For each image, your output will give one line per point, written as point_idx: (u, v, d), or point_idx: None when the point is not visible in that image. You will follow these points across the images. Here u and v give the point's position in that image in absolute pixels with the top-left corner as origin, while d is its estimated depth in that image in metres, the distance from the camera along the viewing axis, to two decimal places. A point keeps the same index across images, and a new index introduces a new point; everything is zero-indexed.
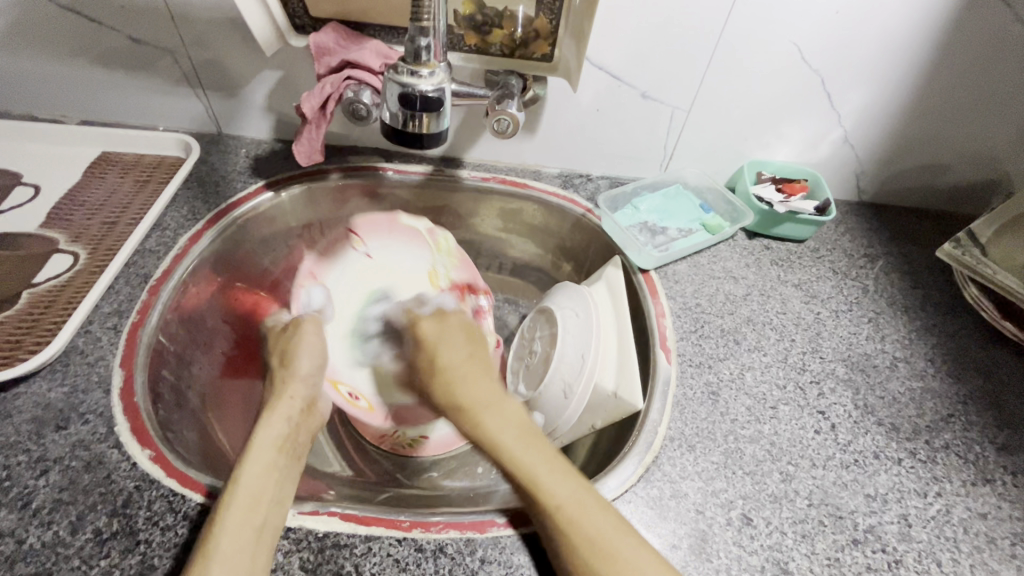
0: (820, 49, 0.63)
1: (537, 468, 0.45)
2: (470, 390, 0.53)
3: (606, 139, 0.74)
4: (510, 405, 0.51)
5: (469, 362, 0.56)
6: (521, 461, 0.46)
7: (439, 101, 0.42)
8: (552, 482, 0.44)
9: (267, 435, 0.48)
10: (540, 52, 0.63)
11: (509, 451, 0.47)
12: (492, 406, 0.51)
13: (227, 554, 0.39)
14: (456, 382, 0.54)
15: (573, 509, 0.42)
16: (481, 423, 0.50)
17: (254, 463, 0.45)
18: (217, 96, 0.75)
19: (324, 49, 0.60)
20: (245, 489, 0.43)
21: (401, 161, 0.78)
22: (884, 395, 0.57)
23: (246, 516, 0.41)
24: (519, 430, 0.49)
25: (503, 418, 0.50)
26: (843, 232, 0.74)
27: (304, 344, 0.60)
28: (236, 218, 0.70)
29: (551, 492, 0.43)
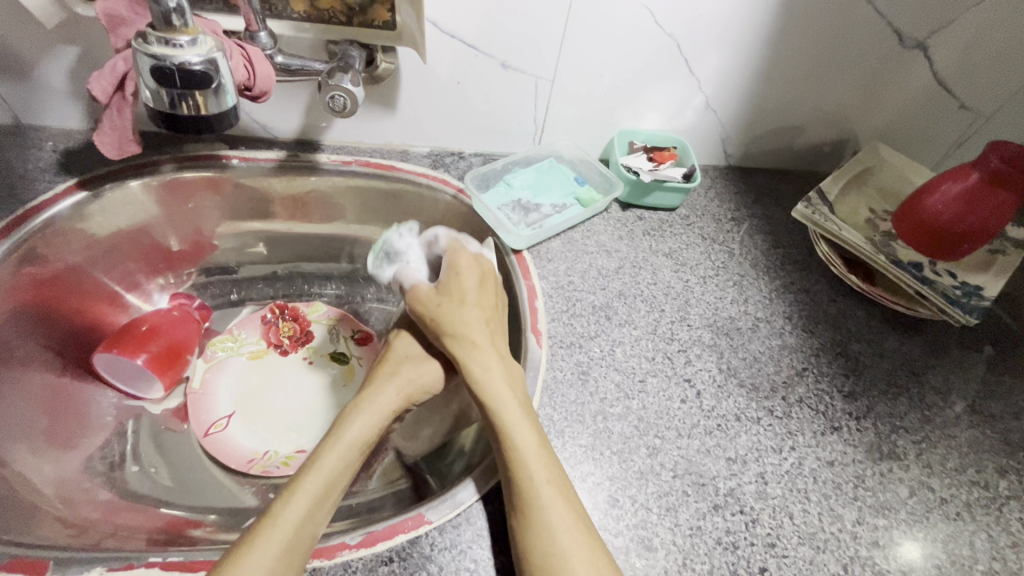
0: (672, 12, 0.62)
1: (529, 444, 0.45)
2: (479, 343, 0.52)
3: (471, 114, 0.70)
4: (519, 371, 0.51)
5: (488, 317, 0.54)
6: (516, 436, 0.45)
7: (206, 80, 0.35)
8: (535, 458, 0.44)
9: (359, 427, 0.48)
10: (379, 19, 0.57)
11: (510, 421, 0.46)
12: (486, 364, 0.50)
13: (275, 546, 0.39)
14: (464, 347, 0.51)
15: (551, 489, 0.43)
16: (481, 381, 0.49)
17: (335, 450, 0.46)
18: (2, 80, 0.62)
19: (118, 18, 0.52)
20: (303, 495, 0.43)
21: (247, 148, 0.69)
22: (746, 356, 0.58)
23: (302, 519, 0.41)
24: (524, 401, 0.49)
25: (512, 381, 0.50)
26: (712, 197, 0.75)
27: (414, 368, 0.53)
28: (40, 226, 0.60)
29: (537, 468, 0.44)
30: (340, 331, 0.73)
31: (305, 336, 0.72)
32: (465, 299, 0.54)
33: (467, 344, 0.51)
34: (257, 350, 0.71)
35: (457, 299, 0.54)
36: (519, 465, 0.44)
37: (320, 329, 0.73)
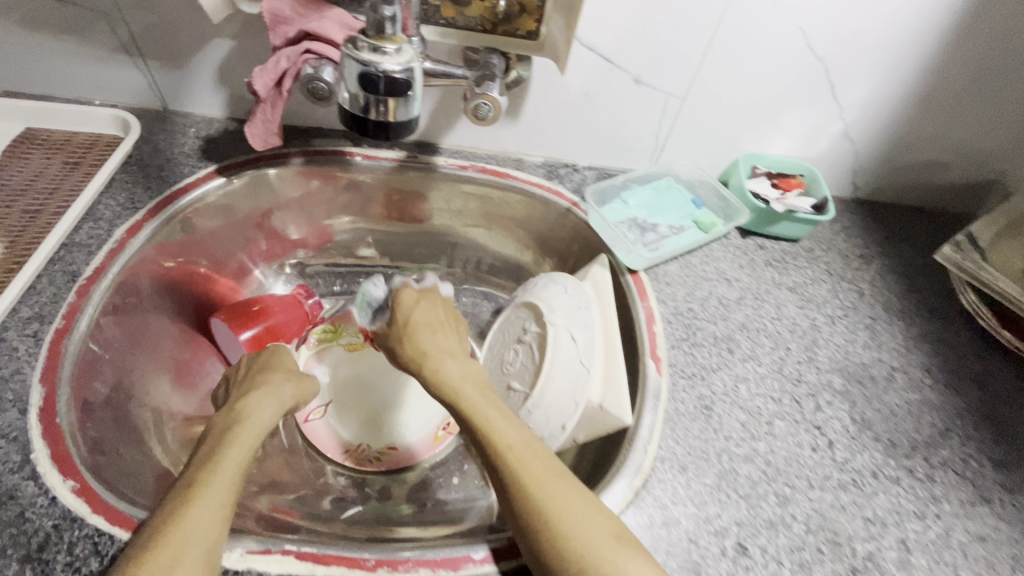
0: (828, 34, 0.58)
1: (523, 445, 0.43)
2: (433, 341, 0.54)
3: (594, 128, 0.68)
4: (476, 364, 0.53)
5: (442, 322, 0.57)
6: (479, 414, 0.46)
7: (408, 87, 0.35)
8: (505, 428, 0.45)
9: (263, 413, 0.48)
10: (525, 28, 0.56)
11: (470, 402, 0.47)
12: (439, 359, 0.52)
13: (215, 496, 0.38)
14: (430, 345, 0.54)
15: (522, 451, 0.43)
16: (442, 370, 0.51)
17: (243, 428, 0.45)
18: (160, 68, 0.66)
19: (280, 17, 0.53)
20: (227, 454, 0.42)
21: (370, 145, 0.70)
22: (881, 408, 0.54)
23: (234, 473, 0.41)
24: (480, 384, 0.50)
25: (466, 371, 0.51)
26: (839, 231, 0.71)
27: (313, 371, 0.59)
28: (184, 207, 0.63)
29: (503, 435, 0.44)
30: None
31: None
32: (409, 317, 0.57)
33: (417, 345, 0.54)
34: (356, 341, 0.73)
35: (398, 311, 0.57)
36: (487, 437, 0.44)
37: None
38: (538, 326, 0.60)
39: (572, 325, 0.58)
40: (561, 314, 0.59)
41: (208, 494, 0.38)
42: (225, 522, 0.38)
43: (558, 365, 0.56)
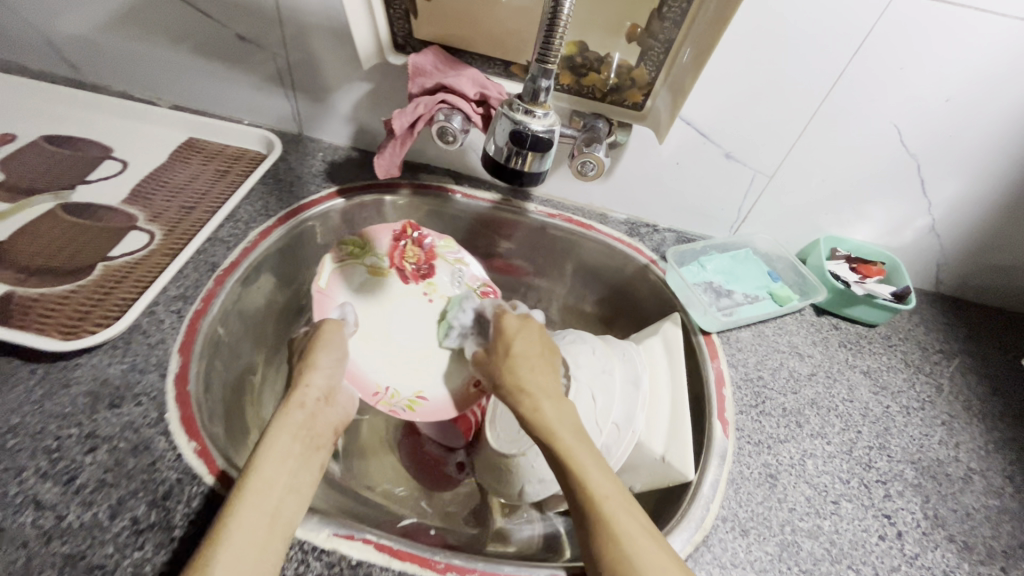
0: (923, 133, 0.61)
1: (592, 471, 0.45)
2: (533, 377, 0.54)
3: (681, 195, 0.73)
4: (571, 404, 0.52)
5: (540, 355, 0.57)
6: (576, 456, 0.46)
7: (548, 143, 0.42)
8: (599, 478, 0.44)
9: (280, 432, 0.47)
10: (632, 100, 0.62)
11: (567, 445, 0.47)
12: (546, 398, 0.51)
13: (243, 540, 0.39)
14: (522, 368, 0.55)
15: (616, 505, 0.43)
16: (541, 409, 0.50)
17: (275, 441, 0.46)
18: (305, 100, 0.76)
19: (421, 70, 0.61)
20: (262, 473, 0.43)
21: (469, 185, 0.77)
22: (956, 509, 0.53)
23: (261, 512, 0.40)
24: (575, 428, 0.49)
25: (563, 411, 0.50)
26: (917, 323, 0.71)
27: (336, 354, 0.58)
28: (306, 219, 0.71)
29: (597, 485, 0.44)
30: (462, 276, 0.75)
31: (427, 267, 0.74)
32: (511, 349, 0.58)
33: (514, 377, 0.55)
34: (379, 266, 0.73)
35: (501, 339, 0.61)
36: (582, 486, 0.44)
37: (442, 267, 0.74)
38: (562, 376, 0.60)
39: (595, 384, 0.58)
40: (586, 372, 0.59)
41: (236, 538, 0.38)
42: (276, 543, 0.40)
43: (574, 418, 0.56)
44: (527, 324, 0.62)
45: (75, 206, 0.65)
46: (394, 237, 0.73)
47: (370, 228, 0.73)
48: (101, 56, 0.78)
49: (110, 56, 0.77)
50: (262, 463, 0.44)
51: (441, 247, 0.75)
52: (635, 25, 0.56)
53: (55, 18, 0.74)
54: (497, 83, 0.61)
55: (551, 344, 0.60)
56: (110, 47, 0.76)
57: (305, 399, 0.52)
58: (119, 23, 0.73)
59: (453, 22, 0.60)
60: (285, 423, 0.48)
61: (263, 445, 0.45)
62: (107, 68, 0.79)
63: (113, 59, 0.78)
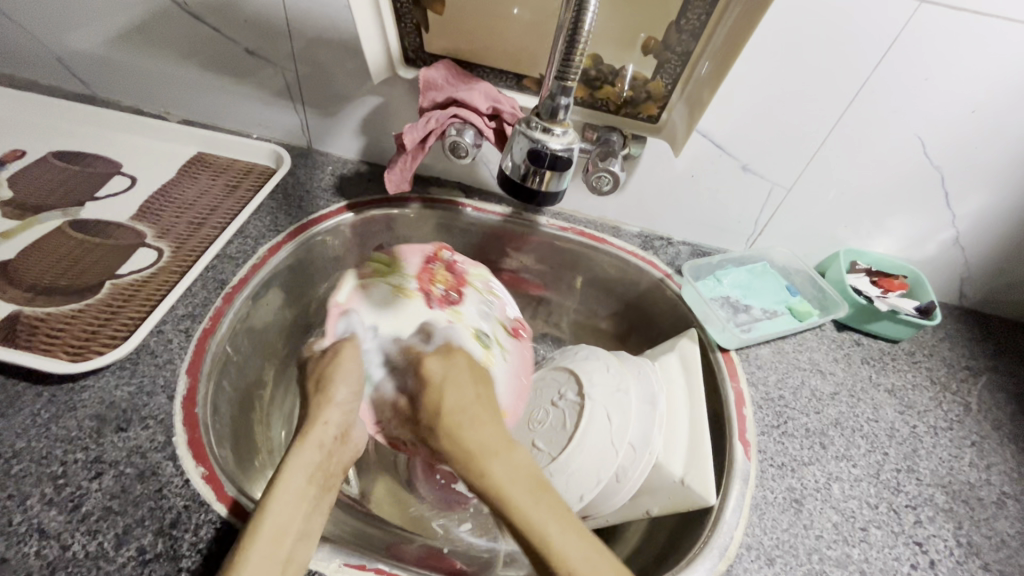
0: (946, 143, 0.59)
1: (554, 538, 0.41)
2: (477, 435, 0.49)
3: (696, 208, 0.71)
4: (524, 455, 0.47)
5: (478, 402, 0.53)
6: (530, 520, 0.42)
7: (567, 162, 0.43)
8: (565, 541, 0.41)
9: (294, 470, 0.46)
10: (647, 113, 0.61)
11: (522, 511, 0.42)
12: (477, 445, 0.48)
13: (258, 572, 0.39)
14: (463, 427, 0.51)
15: (588, 574, 0.39)
16: (488, 473, 0.46)
17: (290, 482, 0.45)
18: (314, 113, 0.75)
19: (432, 84, 0.60)
20: (274, 522, 0.42)
21: (480, 199, 0.76)
22: (990, 535, 0.51)
23: (276, 543, 0.41)
24: (533, 481, 0.45)
25: (515, 465, 0.46)
26: (941, 338, 0.69)
27: (346, 369, 0.58)
28: (316, 234, 0.70)
29: (563, 553, 0.40)
30: (492, 309, 0.69)
31: (455, 294, 0.68)
32: (442, 405, 0.53)
33: (463, 445, 0.49)
34: (404, 285, 0.67)
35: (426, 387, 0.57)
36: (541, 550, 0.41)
37: (471, 296, 0.69)
38: (575, 395, 0.59)
39: (610, 403, 0.56)
40: (601, 391, 0.57)
41: None
42: None
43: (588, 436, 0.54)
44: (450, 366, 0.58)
45: (83, 223, 0.65)
46: (425, 259, 0.69)
47: (402, 248, 0.70)
48: (111, 71, 0.78)
49: (120, 71, 0.77)
50: (275, 504, 0.43)
51: (472, 275, 0.71)
52: (651, 38, 0.55)
53: (65, 34, 0.74)
54: (509, 97, 0.61)
55: (480, 375, 0.57)
56: (119, 63, 0.76)
57: (322, 438, 0.51)
58: (129, 39, 0.73)
59: (465, 35, 0.60)
60: (302, 461, 0.48)
61: (280, 482, 0.45)
62: (116, 83, 0.79)
63: (123, 74, 0.78)
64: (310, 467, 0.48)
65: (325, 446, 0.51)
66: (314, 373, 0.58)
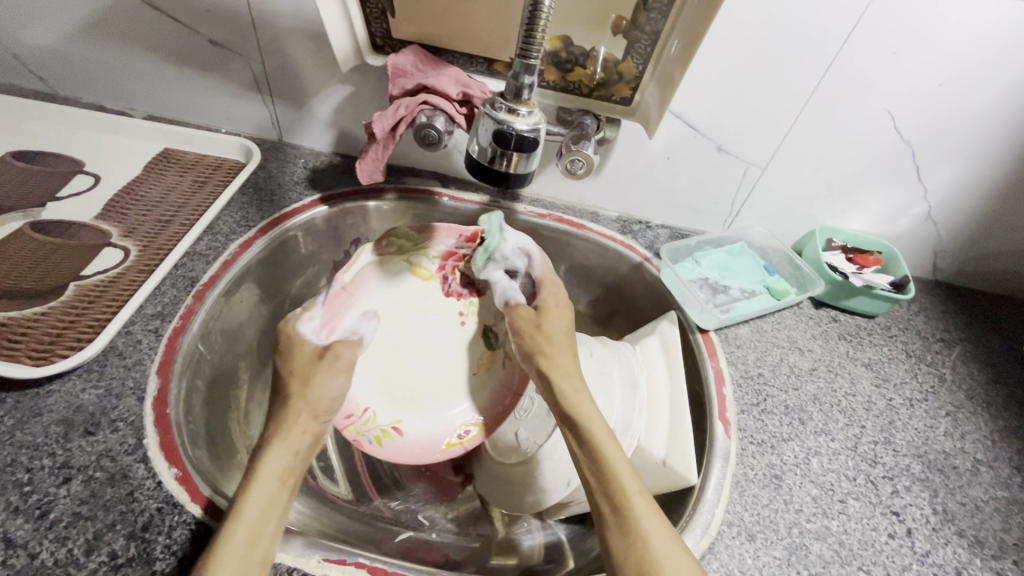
0: (916, 119, 0.60)
1: (615, 459, 0.45)
2: (561, 360, 0.54)
3: (674, 190, 0.71)
4: (602, 408, 0.51)
5: (565, 348, 0.55)
6: (601, 445, 0.46)
7: (533, 144, 0.43)
8: (624, 471, 0.44)
9: (273, 463, 0.46)
10: (619, 95, 0.60)
11: (595, 436, 0.47)
12: (573, 383, 0.51)
13: (235, 562, 0.39)
14: (552, 353, 0.55)
15: (647, 518, 0.41)
16: (567, 396, 0.50)
17: (258, 491, 0.43)
18: (284, 106, 0.73)
19: (401, 70, 0.59)
20: (246, 520, 0.41)
21: (457, 188, 0.75)
22: (965, 502, 0.52)
23: (254, 535, 0.41)
24: (610, 430, 0.48)
25: (599, 413, 0.49)
26: (917, 312, 0.70)
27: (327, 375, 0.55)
28: (289, 228, 0.68)
29: (622, 479, 0.43)
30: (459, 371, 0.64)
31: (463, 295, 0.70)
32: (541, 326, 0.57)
33: (546, 353, 0.55)
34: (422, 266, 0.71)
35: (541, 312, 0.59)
36: (607, 479, 0.44)
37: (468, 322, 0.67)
38: None
39: (594, 388, 0.56)
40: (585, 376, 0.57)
41: None
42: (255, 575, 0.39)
43: None
44: (556, 293, 0.61)
45: (45, 224, 0.62)
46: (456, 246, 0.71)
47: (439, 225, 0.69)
48: (68, 66, 0.75)
49: (77, 66, 0.75)
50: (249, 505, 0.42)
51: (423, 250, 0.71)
52: (620, 17, 0.54)
53: (17, 28, 0.71)
54: (480, 83, 0.60)
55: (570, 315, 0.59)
56: (77, 57, 0.74)
57: (297, 442, 0.48)
58: (85, 33, 0.70)
59: (432, 19, 0.58)
60: (275, 461, 0.46)
61: (250, 483, 0.44)
62: (74, 79, 0.76)
63: (81, 69, 0.75)
64: (280, 474, 0.45)
65: (297, 446, 0.48)
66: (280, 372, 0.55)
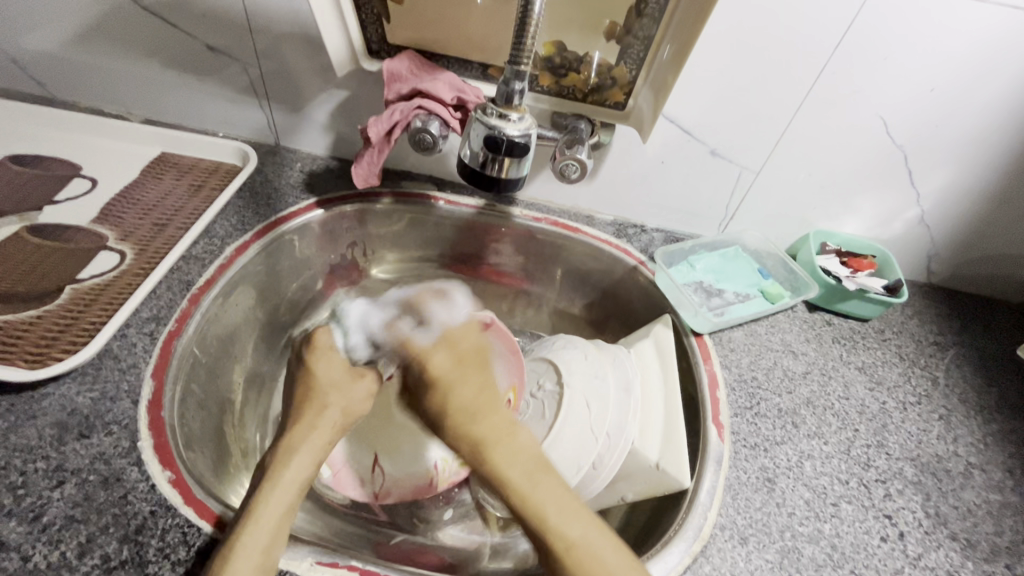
0: (907, 124, 0.60)
1: (550, 505, 0.44)
2: (478, 421, 0.50)
3: (668, 194, 0.71)
4: (524, 440, 0.49)
5: (480, 399, 0.53)
6: (533, 500, 0.44)
7: (524, 148, 0.43)
8: (564, 520, 0.43)
9: (296, 471, 0.49)
10: (614, 99, 0.61)
11: (523, 491, 0.45)
12: (501, 439, 0.49)
13: (252, 561, 0.40)
14: (467, 417, 0.51)
15: (586, 552, 0.41)
16: (490, 459, 0.48)
17: (276, 500, 0.45)
18: (280, 110, 0.73)
19: (396, 76, 0.59)
20: (265, 518, 0.43)
21: (453, 192, 0.75)
22: (958, 505, 0.52)
23: (273, 539, 0.42)
24: (538, 465, 0.47)
25: (516, 451, 0.48)
26: (911, 316, 0.70)
27: (360, 385, 0.59)
28: (285, 232, 0.68)
29: (563, 531, 0.42)
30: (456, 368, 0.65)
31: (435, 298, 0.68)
32: (450, 402, 0.53)
33: (461, 424, 0.51)
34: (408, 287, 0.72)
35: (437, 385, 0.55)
36: (544, 530, 0.43)
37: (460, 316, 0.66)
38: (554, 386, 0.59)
39: (588, 391, 0.57)
40: (578, 379, 0.57)
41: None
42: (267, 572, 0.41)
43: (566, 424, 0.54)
44: (465, 336, 0.61)
45: (41, 227, 0.63)
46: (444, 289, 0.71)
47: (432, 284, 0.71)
48: (66, 71, 0.75)
49: (75, 70, 0.75)
50: (264, 504, 0.44)
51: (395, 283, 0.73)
52: (614, 22, 0.55)
53: (15, 34, 0.72)
54: (474, 87, 0.60)
55: (474, 357, 0.58)
56: (74, 61, 0.74)
57: (320, 454, 0.51)
58: (83, 37, 0.71)
59: (426, 24, 0.59)
60: (296, 470, 0.49)
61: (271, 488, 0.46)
62: (71, 83, 0.77)
63: (78, 73, 0.75)
64: (300, 482, 0.48)
65: (319, 454, 0.51)
66: (304, 380, 0.58)
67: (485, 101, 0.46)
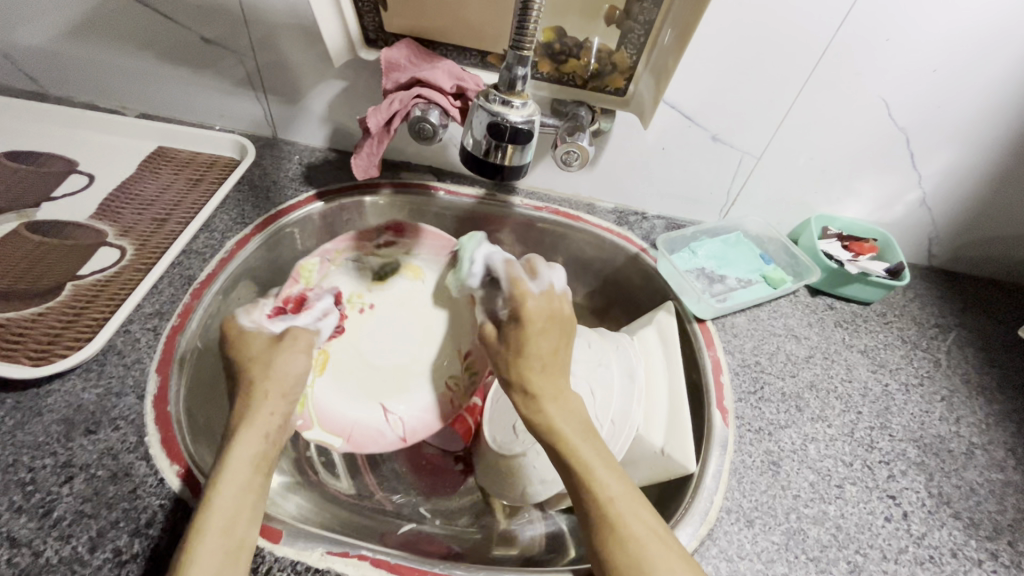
0: (909, 106, 0.60)
1: (601, 465, 0.44)
2: (541, 375, 0.49)
3: (670, 181, 0.71)
4: (576, 400, 0.49)
5: (554, 356, 0.51)
6: (581, 454, 0.45)
7: (527, 135, 0.43)
8: (607, 477, 0.43)
9: (245, 449, 0.45)
10: (614, 85, 0.60)
11: (573, 445, 0.45)
12: (558, 387, 0.49)
13: (215, 552, 0.39)
14: (532, 367, 0.50)
15: (624, 505, 0.42)
16: (541, 411, 0.48)
17: (231, 485, 0.43)
18: (277, 102, 0.73)
19: (394, 65, 0.58)
20: (221, 506, 0.41)
21: (453, 182, 0.75)
22: (961, 485, 0.52)
23: (230, 522, 0.41)
24: (588, 428, 0.47)
25: (571, 410, 0.48)
26: (912, 299, 0.70)
27: (291, 356, 0.54)
28: (285, 225, 0.68)
29: (605, 487, 0.43)
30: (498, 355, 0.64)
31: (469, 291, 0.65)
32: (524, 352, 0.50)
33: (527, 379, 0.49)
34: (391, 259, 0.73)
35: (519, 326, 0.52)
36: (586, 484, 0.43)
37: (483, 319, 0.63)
38: None
39: (593, 378, 0.57)
40: (583, 366, 0.58)
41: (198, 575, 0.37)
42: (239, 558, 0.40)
43: None
44: (550, 301, 0.54)
45: (40, 224, 0.62)
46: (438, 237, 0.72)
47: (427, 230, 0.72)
48: (59, 66, 0.75)
49: (69, 65, 0.74)
50: (223, 486, 0.42)
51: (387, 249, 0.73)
52: (614, 6, 0.54)
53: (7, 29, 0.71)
54: (473, 75, 0.59)
55: (563, 318, 0.54)
56: (67, 56, 0.73)
57: (266, 429, 0.48)
58: (75, 31, 0.70)
59: (423, 13, 0.58)
60: (244, 449, 0.45)
61: (221, 470, 0.43)
62: (65, 78, 0.76)
63: (71, 68, 0.74)
64: (252, 458, 0.45)
65: (268, 431, 0.48)
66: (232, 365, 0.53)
67: (488, 88, 0.45)
